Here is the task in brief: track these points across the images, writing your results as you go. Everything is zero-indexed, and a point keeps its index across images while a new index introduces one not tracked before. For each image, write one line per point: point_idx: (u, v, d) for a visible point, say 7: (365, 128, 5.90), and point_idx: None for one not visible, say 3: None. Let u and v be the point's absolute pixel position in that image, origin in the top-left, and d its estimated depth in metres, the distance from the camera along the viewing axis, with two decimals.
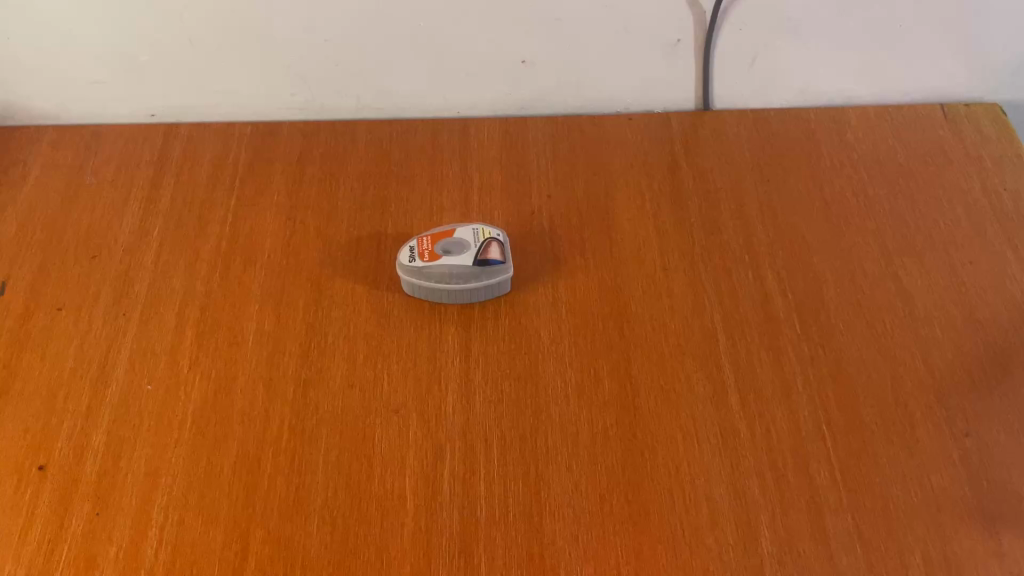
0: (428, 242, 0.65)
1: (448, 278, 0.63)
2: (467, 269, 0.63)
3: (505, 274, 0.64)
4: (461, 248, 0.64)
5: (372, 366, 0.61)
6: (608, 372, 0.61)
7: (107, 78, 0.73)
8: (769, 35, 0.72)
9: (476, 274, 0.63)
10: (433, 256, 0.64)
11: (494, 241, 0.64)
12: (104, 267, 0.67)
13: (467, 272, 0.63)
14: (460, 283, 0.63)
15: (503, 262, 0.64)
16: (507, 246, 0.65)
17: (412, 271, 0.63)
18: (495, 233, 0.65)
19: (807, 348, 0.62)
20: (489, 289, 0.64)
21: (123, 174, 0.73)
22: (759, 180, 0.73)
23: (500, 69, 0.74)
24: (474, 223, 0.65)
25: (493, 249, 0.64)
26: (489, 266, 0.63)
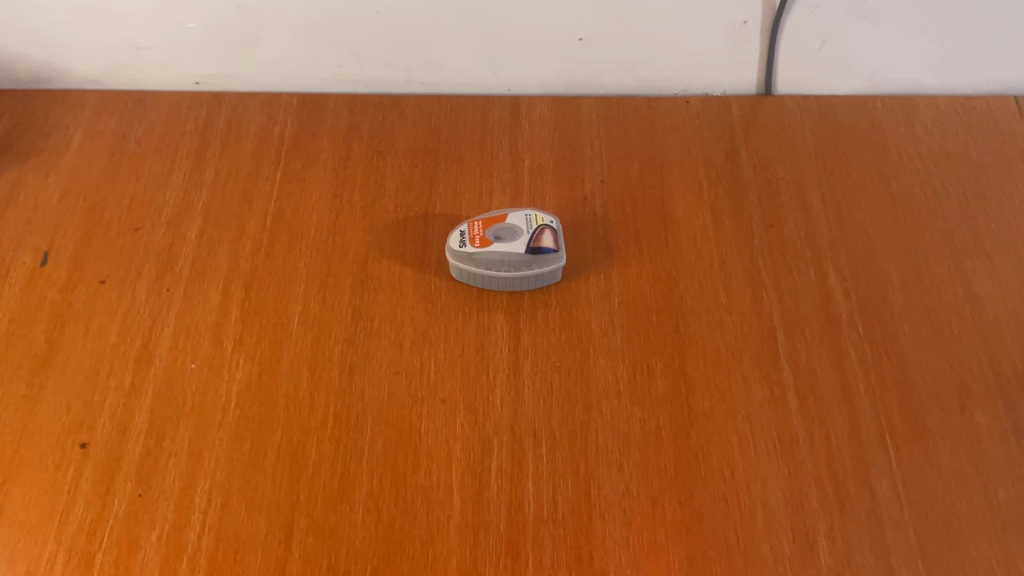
0: (479, 227, 0.63)
1: (499, 265, 0.61)
2: (519, 257, 0.61)
3: (557, 264, 0.62)
4: (513, 235, 0.62)
5: (419, 353, 0.60)
6: (661, 369, 0.59)
7: (152, 44, 0.71)
8: (839, 19, 0.69)
9: (528, 262, 0.61)
10: (484, 242, 0.62)
11: (547, 228, 0.62)
12: (147, 240, 0.65)
13: (519, 260, 0.61)
14: (512, 271, 0.61)
15: (556, 250, 0.62)
16: (560, 234, 0.63)
17: (462, 257, 0.62)
18: (548, 220, 0.63)
19: (869, 351, 0.60)
20: (541, 279, 0.62)
21: (167, 143, 0.71)
22: (822, 170, 0.69)
23: (555, 46, 0.71)
24: (527, 210, 0.63)
25: (546, 237, 0.62)
26: (542, 254, 0.61)
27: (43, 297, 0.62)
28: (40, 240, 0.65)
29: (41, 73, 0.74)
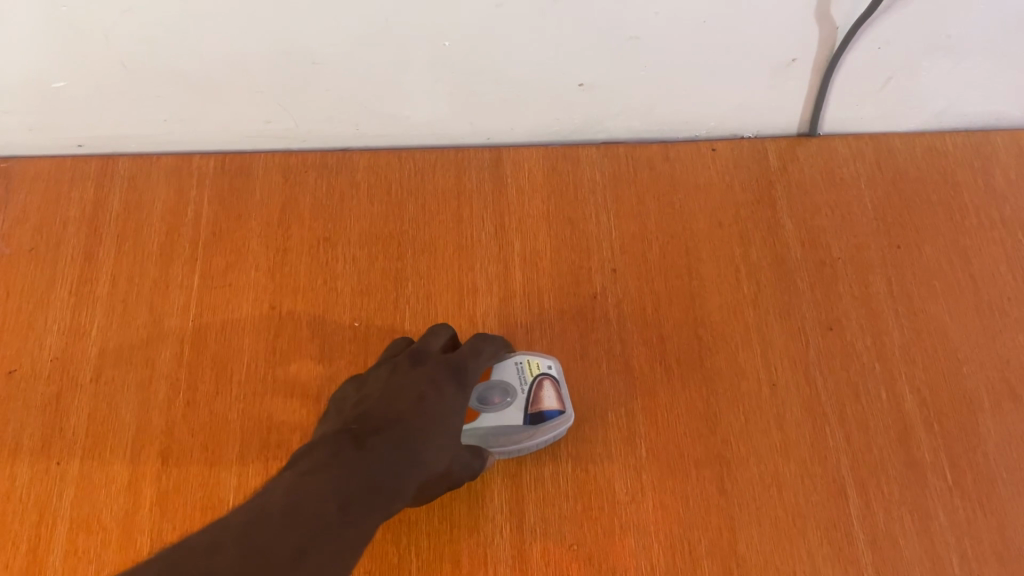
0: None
1: (490, 444, 0.48)
2: (517, 429, 0.48)
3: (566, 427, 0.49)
4: (503, 396, 0.49)
5: (395, 541, 0.46)
6: (707, 550, 0.46)
7: (10, 108, 0.53)
8: (915, 56, 0.53)
9: (528, 434, 0.48)
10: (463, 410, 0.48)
11: (545, 379, 0.49)
12: (27, 389, 0.50)
13: (515, 433, 0.48)
14: (508, 448, 0.48)
15: (562, 411, 0.49)
16: (564, 384, 0.50)
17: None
18: (546, 365, 0.50)
19: (961, 508, 0.48)
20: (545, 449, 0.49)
21: (46, 239, 0.54)
22: (886, 245, 0.56)
23: (548, 92, 0.55)
24: (518, 354, 0.50)
25: (548, 394, 0.49)
26: (546, 420, 0.48)
27: None
28: None
29: None
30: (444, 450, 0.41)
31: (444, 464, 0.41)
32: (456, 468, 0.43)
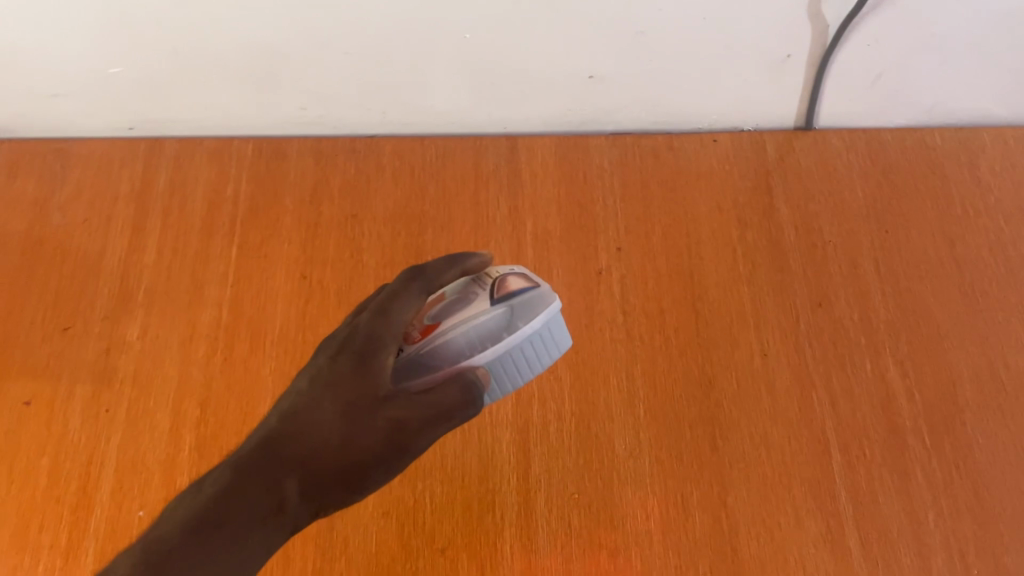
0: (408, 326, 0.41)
1: (473, 351, 0.42)
2: (492, 323, 0.42)
3: (546, 297, 0.43)
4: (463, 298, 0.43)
5: (411, 487, 0.51)
6: (699, 502, 0.50)
7: (70, 92, 0.59)
8: (902, 54, 0.57)
9: (506, 321, 0.42)
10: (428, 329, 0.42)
11: (510, 274, 0.43)
12: (78, 346, 0.54)
13: (492, 326, 0.42)
14: (495, 350, 0.42)
15: (533, 290, 0.43)
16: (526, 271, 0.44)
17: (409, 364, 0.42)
18: (508, 267, 0.44)
19: (938, 469, 0.51)
20: (539, 341, 0.43)
21: (98, 212, 0.59)
22: (875, 230, 0.59)
23: (561, 84, 0.59)
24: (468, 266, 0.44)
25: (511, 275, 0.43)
26: (518, 294, 0.42)
27: None
28: None
29: None
30: (322, 437, 0.37)
31: (327, 438, 0.37)
32: (371, 440, 0.38)
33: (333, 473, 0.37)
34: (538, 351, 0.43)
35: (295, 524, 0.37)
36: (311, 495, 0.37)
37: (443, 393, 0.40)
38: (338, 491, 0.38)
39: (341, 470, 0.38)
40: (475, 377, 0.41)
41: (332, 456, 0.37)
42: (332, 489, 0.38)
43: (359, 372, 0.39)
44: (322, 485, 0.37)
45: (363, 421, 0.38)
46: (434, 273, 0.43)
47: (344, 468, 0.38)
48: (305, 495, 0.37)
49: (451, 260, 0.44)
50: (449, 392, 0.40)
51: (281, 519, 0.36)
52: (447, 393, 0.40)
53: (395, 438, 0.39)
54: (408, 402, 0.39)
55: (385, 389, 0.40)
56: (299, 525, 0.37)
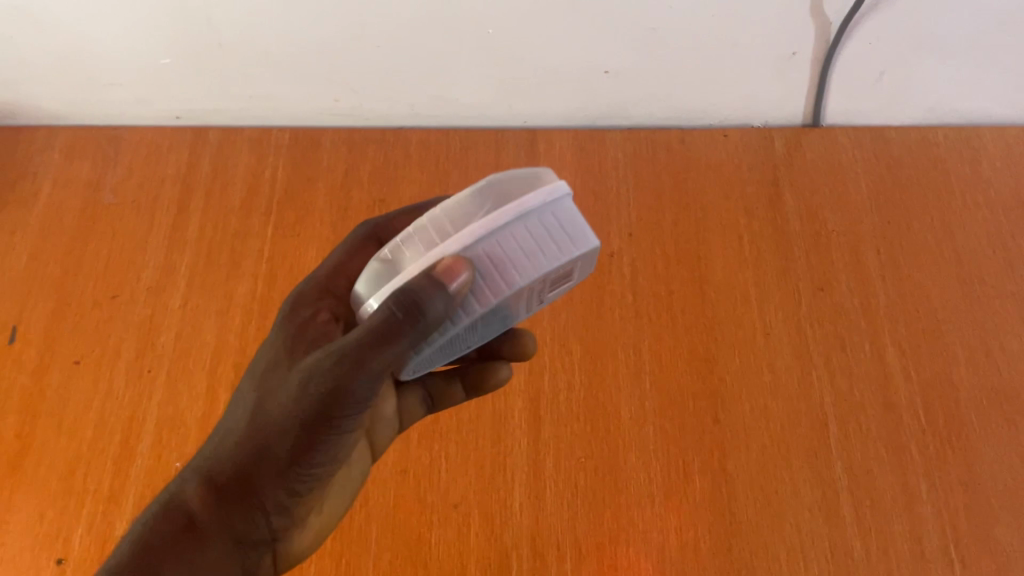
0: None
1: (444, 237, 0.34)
2: (466, 198, 0.34)
3: (535, 173, 0.35)
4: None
5: (429, 448, 0.54)
6: (699, 469, 0.53)
7: (125, 81, 0.64)
8: (904, 51, 0.61)
9: (485, 195, 0.34)
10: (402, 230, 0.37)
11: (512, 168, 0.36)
12: (126, 311, 0.59)
13: (469, 205, 0.34)
14: (464, 235, 0.33)
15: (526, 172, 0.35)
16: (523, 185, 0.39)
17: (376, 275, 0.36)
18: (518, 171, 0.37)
19: (932, 444, 0.53)
20: (536, 225, 0.34)
21: (146, 193, 0.64)
22: (878, 222, 0.62)
23: (578, 79, 0.63)
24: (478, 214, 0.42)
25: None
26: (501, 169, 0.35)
27: (12, 382, 0.56)
28: (7, 313, 0.59)
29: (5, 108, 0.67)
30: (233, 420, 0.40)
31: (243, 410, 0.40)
32: (271, 407, 0.38)
33: (240, 456, 0.39)
34: (536, 237, 0.34)
35: (230, 521, 0.39)
36: (224, 490, 0.39)
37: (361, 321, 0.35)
38: (261, 472, 0.38)
39: (251, 451, 0.38)
40: (420, 281, 0.33)
41: (236, 441, 0.39)
42: (247, 473, 0.39)
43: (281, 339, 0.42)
44: (229, 475, 0.39)
45: (268, 392, 0.39)
46: (380, 222, 0.46)
47: (252, 445, 0.38)
48: (218, 495, 0.39)
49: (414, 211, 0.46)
50: (379, 309, 0.34)
51: (194, 529, 0.38)
52: (371, 318, 0.34)
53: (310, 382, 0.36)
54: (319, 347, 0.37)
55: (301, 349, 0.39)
56: (236, 521, 0.39)
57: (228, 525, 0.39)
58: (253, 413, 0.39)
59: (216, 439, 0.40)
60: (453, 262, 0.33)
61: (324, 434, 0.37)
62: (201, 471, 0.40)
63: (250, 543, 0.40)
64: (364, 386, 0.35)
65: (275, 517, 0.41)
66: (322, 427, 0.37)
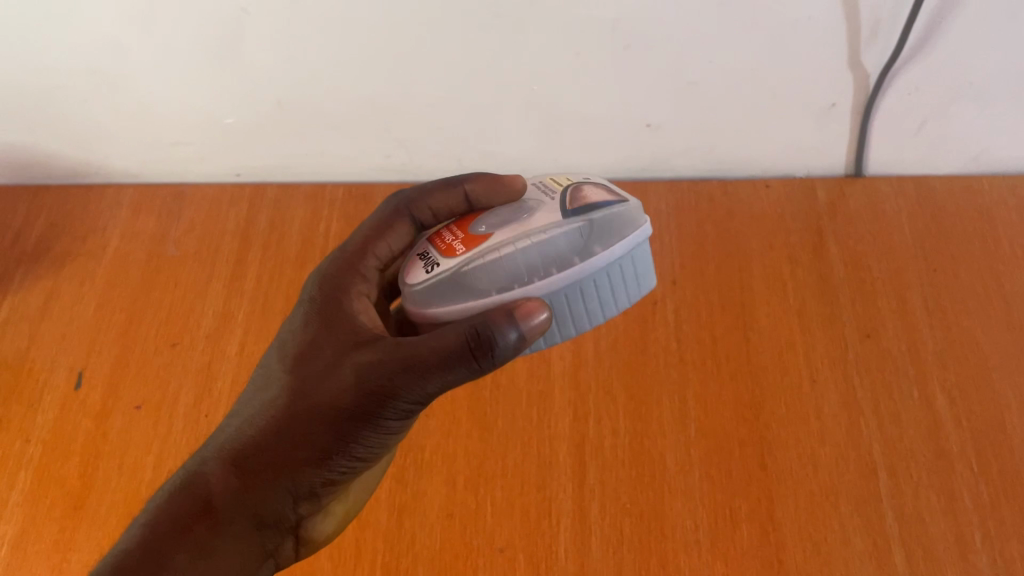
0: (455, 233, 0.43)
1: (536, 277, 0.41)
2: (562, 239, 0.41)
3: (626, 220, 0.42)
4: (523, 212, 0.43)
5: (475, 492, 0.55)
6: (747, 516, 0.52)
7: (190, 140, 0.68)
8: (943, 102, 0.60)
9: (583, 247, 0.41)
10: (476, 242, 0.42)
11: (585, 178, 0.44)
12: (185, 358, 0.62)
13: (568, 256, 0.41)
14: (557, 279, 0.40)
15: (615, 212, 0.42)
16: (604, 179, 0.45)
17: (446, 287, 0.41)
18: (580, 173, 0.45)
19: (986, 491, 0.52)
20: (615, 276, 0.42)
21: (206, 245, 0.68)
22: (923, 269, 0.62)
23: (620, 132, 0.65)
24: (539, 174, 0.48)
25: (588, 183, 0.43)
26: (599, 214, 0.42)
27: (76, 425, 0.59)
28: (74, 358, 0.62)
29: (79, 168, 0.71)
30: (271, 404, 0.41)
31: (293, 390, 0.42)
32: (329, 398, 0.40)
33: (280, 440, 0.40)
34: (615, 286, 0.42)
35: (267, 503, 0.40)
36: (256, 475, 0.40)
37: (432, 338, 0.39)
38: (300, 458, 0.40)
39: (292, 435, 0.40)
40: (501, 321, 0.38)
41: (275, 423, 0.41)
42: (287, 458, 0.40)
43: (320, 323, 0.44)
44: (264, 459, 0.40)
45: (314, 377, 0.41)
46: (412, 197, 0.49)
47: (296, 432, 0.40)
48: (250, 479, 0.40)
49: (447, 185, 0.48)
50: (451, 334, 0.38)
51: (225, 507, 0.40)
52: (440, 339, 0.38)
53: (371, 378, 0.39)
54: (384, 348, 0.40)
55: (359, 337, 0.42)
56: (262, 508, 0.40)
57: (254, 511, 0.40)
58: (297, 398, 0.41)
59: (245, 423, 0.42)
60: (538, 309, 0.39)
61: (371, 428, 0.40)
62: (230, 452, 0.41)
63: (270, 528, 0.41)
64: (420, 393, 0.39)
65: (302, 507, 0.42)
66: (370, 421, 0.40)
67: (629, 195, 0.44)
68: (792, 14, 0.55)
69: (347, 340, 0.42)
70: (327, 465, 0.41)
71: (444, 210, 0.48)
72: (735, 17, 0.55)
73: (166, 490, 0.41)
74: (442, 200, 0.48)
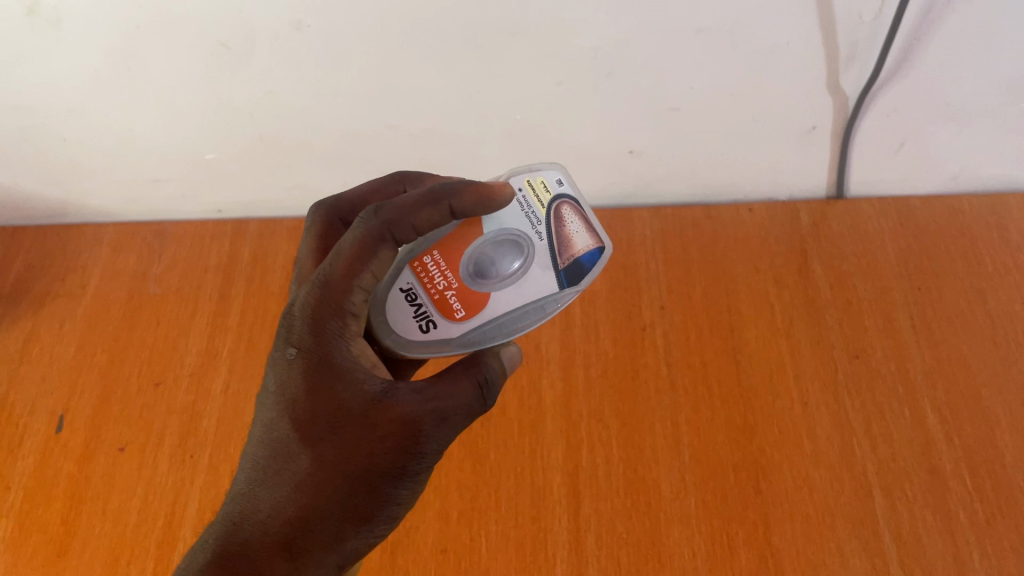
0: (445, 277, 0.42)
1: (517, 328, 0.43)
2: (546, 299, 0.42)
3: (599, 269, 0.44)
4: (513, 248, 0.43)
5: (468, 526, 0.54)
6: (744, 542, 0.52)
7: (170, 176, 0.68)
8: (922, 122, 0.61)
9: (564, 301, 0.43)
10: (473, 301, 0.42)
11: (563, 201, 0.44)
12: (169, 396, 0.61)
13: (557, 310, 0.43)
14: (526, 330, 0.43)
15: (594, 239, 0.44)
16: (582, 203, 0.44)
17: (439, 341, 0.41)
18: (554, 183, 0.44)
19: (981, 509, 0.52)
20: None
21: (189, 283, 0.67)
22: (908, 287, 0.63)
23: (604, 159, 0.66)
24: (517, 176, 0.44)
25: (576, 227, 0.43)
26: (586, 268, 0.43)
27: (58, 468, 0.57)
28: (55, 401, 0.61)
29: (57, 207, 0.70)
30: (298, 487, 0.38)
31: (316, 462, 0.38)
32: (363, 458, 0.38)
33: (329, 515, 0.38)
34: None
35: None
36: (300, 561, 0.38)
37: (448, 390, 0.39)
38: (343, 533, 0.38)
39: (339, 508, 0.38)
40: (495, 364, 0.40)
41: (316, 500, 0.38)
42: (336, 531, 0.38)
43: (326, 373, 0.38)
44: (312, 538, 0.38)
45: (343, 444, 0.38)
46: (391, 217, 0.39)
47: (343, 503, 0.38)
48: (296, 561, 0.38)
49: (433, 200, 0.40)
50: (464, 384, 0.39)
51: None
52: (460, 389, 0.39)
53: (410, 440, 0.38)
54: (409, 401, 0.38)
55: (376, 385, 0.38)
56: None
57: None
58: (333, 469, 0.38)
59: (275, 502, 0.39)
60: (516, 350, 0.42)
61: (411, 483, 0.39)
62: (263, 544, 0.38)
63: None
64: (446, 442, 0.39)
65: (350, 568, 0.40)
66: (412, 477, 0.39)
67: (605, 233, 0.44)
68: (771, 39, 0.55)
69: (363, 391, 0.38)
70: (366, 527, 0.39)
71: (428, 226, 0.41)
72: (717, 44, 0.56)
73: None
74: (428, 217, 0.40)
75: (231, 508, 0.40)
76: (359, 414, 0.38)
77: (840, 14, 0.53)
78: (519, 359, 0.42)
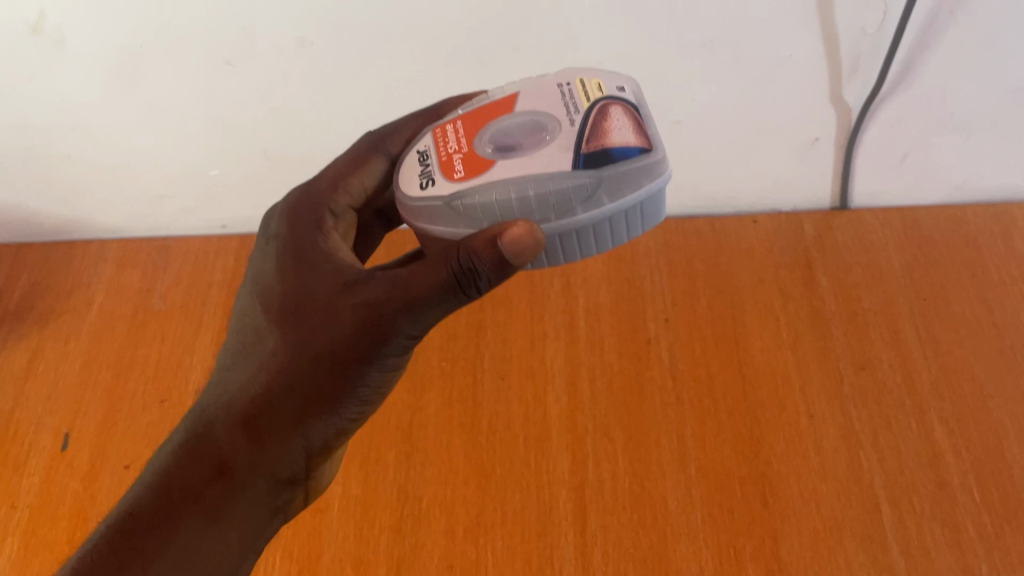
0: (460, 143, 0.40)
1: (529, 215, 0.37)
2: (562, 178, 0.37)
3: (643, 173, 0.37)
4: (541, 132, 0.39)
5: (474, 541, 0.54)
6: (751, 556, 0.52)
7: (175, 192, 0.68)
8: (925, 133, 0.61)
9: (587, 193, 0.37)
10: (475, 163, 0.38)
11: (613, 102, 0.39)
12: (174, 413, 0.61)
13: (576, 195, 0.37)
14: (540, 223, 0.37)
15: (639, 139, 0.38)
16: (639, 109, 0.40)
17: (435, 200, 0.39)
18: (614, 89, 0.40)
19: (989, 522, 0.52)
20: (620, 219, 0.38)
21: (193, 299, 0.67)
22: (914, 298, 0.62)
23: None
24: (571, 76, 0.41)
25: (619, 123, 0.38)
26: (616, 158, 0.37)
27: (64, 486, 0.57)
28: (60, 419, 0.61)
29: (61, 224, 0.71)
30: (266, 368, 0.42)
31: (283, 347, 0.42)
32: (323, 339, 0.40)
33: (289, 397, 0.41)
34: (616, 227, 0.38)
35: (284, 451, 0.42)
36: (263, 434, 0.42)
37: (423, 273, 0.38)
38: (307, 412, 0.41)
39: (299, 392, 0.41)
40: (479, 250, 0.36)
41: (280, 381, 0.41)
42: (298, 408, 0.41)
43: (299, 269, 0.43)
44: (276, 411, 0.42)
45: (307, 329, 0.41)
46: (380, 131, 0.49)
47: (307, 379, 0.41)
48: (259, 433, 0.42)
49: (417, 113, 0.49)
50: (441, 266, 0.37)
51: (238, 456, 0.42)
52: (434, 274, 0.38)
53: (371, 323, 0.39)
54: (375, 287, 0.40)
55: (346, 279, 0.41)
56: (278, 459, 0.42)
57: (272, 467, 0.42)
58: (299, 349, 0.41)
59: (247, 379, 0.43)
60: (523, 231, 0.35)
61: (377, 368, 0.41)
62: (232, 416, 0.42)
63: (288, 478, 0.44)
64: (414, 330, 0.40)
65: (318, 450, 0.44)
66: (379, 362, 0.41)
67: (658, 143, 0.38)
68: (773, 51, 0.55)
69: (336, 281, 0.41)
70: (330, 409, 0.42)
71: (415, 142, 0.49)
72: (718, 57, 0.56)
73: (177, 446, 0.43)
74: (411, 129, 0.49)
75: (213, 390, 0.45)
76: (328, 300, 0.41)
77: (841, 24, 0.53)
78: (521, 245, 0.35)
